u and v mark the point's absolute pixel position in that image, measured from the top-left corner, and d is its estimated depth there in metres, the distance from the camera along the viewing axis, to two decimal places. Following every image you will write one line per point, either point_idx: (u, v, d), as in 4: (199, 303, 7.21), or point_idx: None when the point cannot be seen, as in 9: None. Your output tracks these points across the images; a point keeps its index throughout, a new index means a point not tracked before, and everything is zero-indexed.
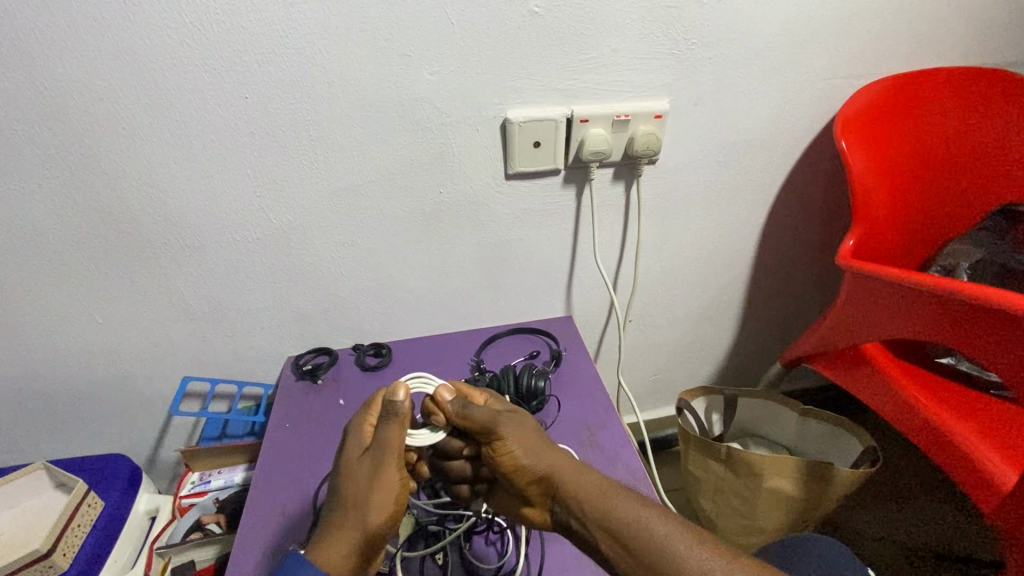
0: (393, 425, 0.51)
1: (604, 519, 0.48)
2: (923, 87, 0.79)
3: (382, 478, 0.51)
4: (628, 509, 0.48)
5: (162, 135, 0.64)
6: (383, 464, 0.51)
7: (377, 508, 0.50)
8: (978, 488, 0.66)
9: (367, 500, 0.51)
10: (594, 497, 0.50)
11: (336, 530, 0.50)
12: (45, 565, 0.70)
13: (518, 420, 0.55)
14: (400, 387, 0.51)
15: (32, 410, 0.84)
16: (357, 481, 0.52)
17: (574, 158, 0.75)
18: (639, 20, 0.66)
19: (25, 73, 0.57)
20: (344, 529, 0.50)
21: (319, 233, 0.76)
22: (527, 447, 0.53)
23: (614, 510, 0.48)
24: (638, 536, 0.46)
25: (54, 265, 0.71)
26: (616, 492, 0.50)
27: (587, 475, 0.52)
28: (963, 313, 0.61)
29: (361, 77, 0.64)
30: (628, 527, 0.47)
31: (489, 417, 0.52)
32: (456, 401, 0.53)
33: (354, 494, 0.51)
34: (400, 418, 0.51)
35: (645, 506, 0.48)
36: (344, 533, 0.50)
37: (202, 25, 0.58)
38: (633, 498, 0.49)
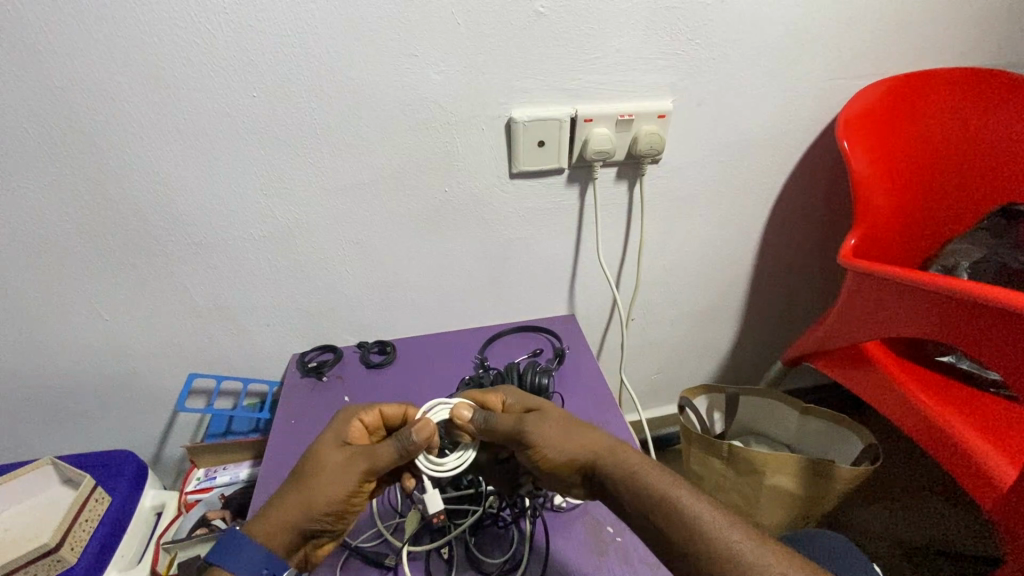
0: (392, 445, 0.52)
1: (639, 492, 0.49)
2: (925, 88, 0.80)
3: (343, 478, 0.51)
4: (659, 487, 0.49)
5: (171, 133, 0.65)
6: (358, 463, 0.52)
7: (323, 499, 0.50)
8: (978, 484, 0.67)
9: (320, 488, 0.51)
10: (630, 472, 0.51)
11: (283, 505, 0.50)
12: (54, 559, 0.70)
13: (547, 412, 0.56)
14: (428, 422, 0.53)
15: (38, 406, 0.85)
16: (320, 465, 0.52)
17: (578, 157, 0.75)
18: (642, 20, 0.67)
19: (36, 71, 0.58)
20: (289, 506, 0.50)
21: (324, 230, 0.76)
22: (560, 435, 0.54)
23: (651, 487, 0.49)
24: (671, 508, 0.47)
25: (62, 261, 0.72)
26: (652, 470, 0.50)
27: (625, 451, 0.53)
28: (962, 311, 0.62)
29: (368, 77, 0.65)
30: (663, 501, 0.48)
31: (513, 423, 0.55)
32: (478, 416, 0.55)
33: (313, 476, 0.51)
34: (399, 445, 0.52)
35: (678, 484, 0.49)
36: (287, 512, 0.50)
37: (211, 24, 0.58)
38: (664, 475, 0.50)
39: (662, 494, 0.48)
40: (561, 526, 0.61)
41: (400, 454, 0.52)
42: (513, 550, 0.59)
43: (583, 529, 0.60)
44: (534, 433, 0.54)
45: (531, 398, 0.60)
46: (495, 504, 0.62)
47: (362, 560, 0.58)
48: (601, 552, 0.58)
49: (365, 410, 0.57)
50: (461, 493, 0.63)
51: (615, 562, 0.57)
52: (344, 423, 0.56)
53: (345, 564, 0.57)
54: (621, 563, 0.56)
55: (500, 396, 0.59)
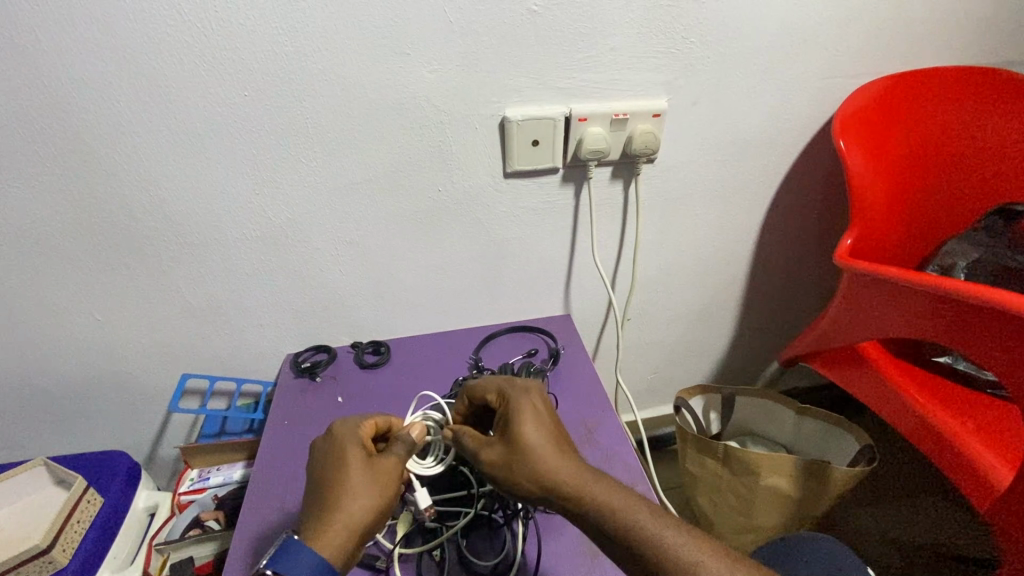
0: (404, 443, 0.57)
1: (601, 527, 0.48)
2: (926, 85, 0.79)
3: (390, 480, 0.54)
4: (628, 523, 0.47)
5: (161, 133, 0.64)
6: (388, 468, 0.54)
7: (376, 505, 0.52)
8: (974, 485, 0.66)
9: (368, 496, 0.52)
10: (600, 507, 0.48)
11: (337, 520, 0.50)
12: (45, 560, 0.70)
13: (517, 432, 0.53)
14: (417, 422, 0.59)
15: (30, 406, 0.85)
16: (359, 476, 0.53)
17: (573, 156, 0.75)
18: (637, 19, 0.66)
19: (26, 70, 0.57)
20: (345, 518, 0.50)
21: (318, 230, 0.76)
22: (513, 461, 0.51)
23: (619, 525, 0.47)
24: (643, 547, 0.46)
25: (52, 260, 0.71)
26: (622, 507, 0.48)
27: (596, 486, 0.49)
28: (965, 313, 0.61)
29: (361, 76, 0.64)
30: (634, 542, 0.46)
31: (474, 444, 0.55)
32: (453, 435, 0.57)
33: (355, 487, 0.52)
34: (409, 443, 0.57)
35: (649, 518, 0.47)
36: (343, 528, 0.50)
37: (202, 23, 0.58)
38: (634, 511, 0.47)
39: (632, 533, 0.46)
40: (554, 528, 0.60)
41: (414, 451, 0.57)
42: (505, 551, 0.58)
43: (576, 530, 0.60)
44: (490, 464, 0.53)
45: (516, 400, 0.56)
46: (487, 505, 0.61)
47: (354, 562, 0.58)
48: (595, 554, 0.58)
49: (365, 422, 0.58)
50: (454, 495, 0.62)
51: (608, 563, 0.56)
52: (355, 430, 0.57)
53: None
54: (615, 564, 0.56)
55: (496, 392, 0.59)
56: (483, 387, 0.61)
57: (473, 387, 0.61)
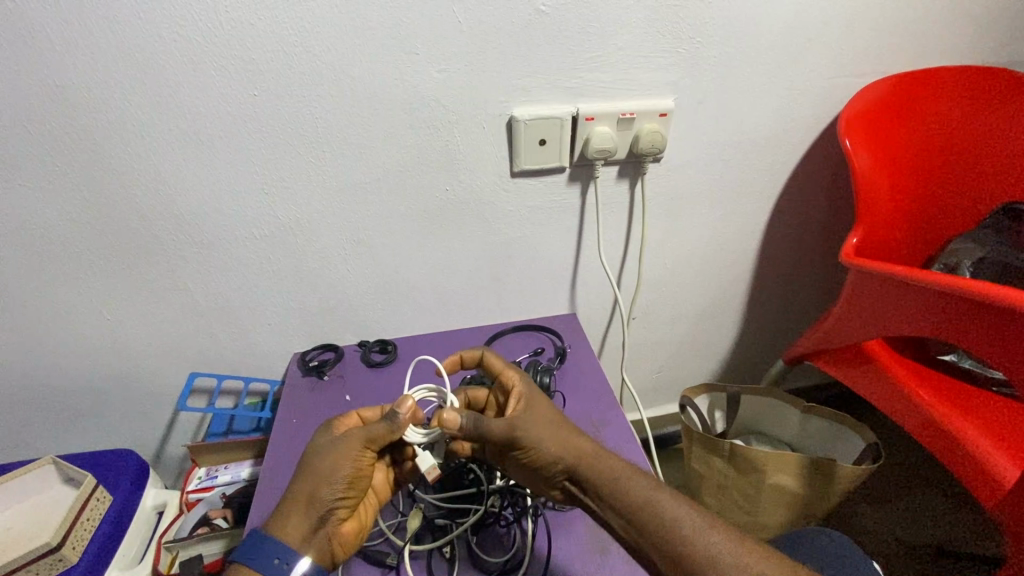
0: (381, 423, 0.55)
1: (620, 506, 0.48)
2: (931, 85, 0.80)
3: (344, 455, 0.54)
4: (639, 490, 0.49)
5: (170, 132, 0.64)
6: (350, 448, 0.54)
7: (331, 480, 0.53)
8: (980, 483, 0.66)
9: (324, 473, 0.53)
10: (613, 475, 0.50)
11: (295, 498, 0.53)
12: (55, 559, 0.70)
13: (538, 410, 0.56)
14: (407, 397, 0.56)
15: (38, 405, 0.85)
16: (317, 455, 0.55)
17: (579, 156, 0.75)
18: (643, 19, 0.67)
19: (37, 70, 0.58)
20: (301, 497, 0.52)
21: (327, 230, 0.76)
22: (541, 433, 0.53)
23: (631, 492, 0.49)
24: (661, 527, 0.46)
25: (60, 259, 0.71)
26: (634, 475, 0.50)
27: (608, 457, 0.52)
28: (969, 310, 0.61)
29: (369, 75, 0.65)
30: (650, 522, 0.47)
31: (506, 424, 0.53)
32: (468, 421, 0.53)
33: (313, 465, 0.54)
34: (389, 421, 0.55)
35: (659, 489, 0.49)
36: (300, 512, 0.52)
37: (213, 23, 0.58)
38: (645, 481, 0.49)
39: (650, 512, 0.47)
40: (563, 525, 0.61)
41: (400, 429, 0.55)
42: (514, 548, 0.58)
43: (585, 527, 0.60)
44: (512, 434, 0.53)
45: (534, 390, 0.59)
46: (497, 503, 0.62)
47: (364, 559, 0.58)
48: (604, 550, 0.58)
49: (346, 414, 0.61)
50: (464, 491, 0.63)
51: (617, 560, 0.57)
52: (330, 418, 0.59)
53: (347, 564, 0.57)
54: (624, 562, 0.56)
55: (514, 371, 0.60)
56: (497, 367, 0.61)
57: (489, 362, 0.61)
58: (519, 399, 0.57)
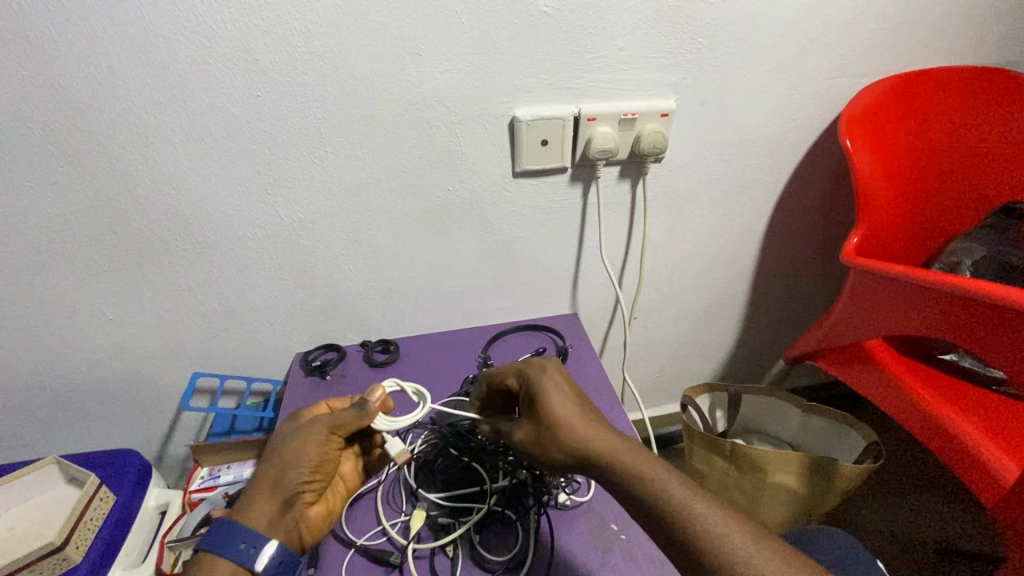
0: (350, 411, 0.58)
1: (631, 498, 0.48)
2: (931, 85, 0.80)
3: (311, 439, 0.56)
4: (649, 483, 0.48)
5: (174, 133, 0.65)
6: (317, 433, 0.56)
7: (300, 465, 0.55)
8: (980, 482, 0.67)
9: (294, 457, 0.55)
10: (621, 467, 0.49)
11: (266, 479, 0.55)
12: (59, 558, 0.71)
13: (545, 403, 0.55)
14: (377, 386, 0.59)
15: (41, 405, 0.85)
16: (291, 439, 0.57)
17: (581, 156, 0.75)
18: (645, 19, 0.67)
19: (42, 71, 0.58)
20: (270, 479, 0.54)
21: (330, 230, 0.76)
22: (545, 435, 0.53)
23: (640, 484, 0.48)
24: (672, 518, 0.46)
25: (64, 259, 0.72)
26: (643, 466, 0.49)
27: (618, 446, 0.51)
28: (970, 309, 0.61)
29: (373, 76, 0.65)
30: (662, 513, 0.46)
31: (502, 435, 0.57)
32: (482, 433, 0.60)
33: (285, 449, 0.56)
34: (357, 409, 0.58)
35: (669, 481, 0.48)
36: (268, 495, 0.54)
37: (217, 24, 0.59)
38: (655, 471, 0.48)
39: (661, 504, 0.46)
40: (566, 525, 0.61)
41: (368, 417, 0.57)
42: (518, 547, 0.58)
43: (588, 526, 0.60)
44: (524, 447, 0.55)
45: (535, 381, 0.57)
46: (499, 502, 0.61)
47: (368, 559, 0.58)
48: (606, 549, 0.58)
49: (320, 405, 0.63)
50: (466, 490, 0.63)
51: (620, 559, 0.57)
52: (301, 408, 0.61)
53: (350, 563, 0.57)
54: (627, 561, 0.57)
55: (513, 376, 0.61)
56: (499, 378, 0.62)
57: (492, 373, 0.64)
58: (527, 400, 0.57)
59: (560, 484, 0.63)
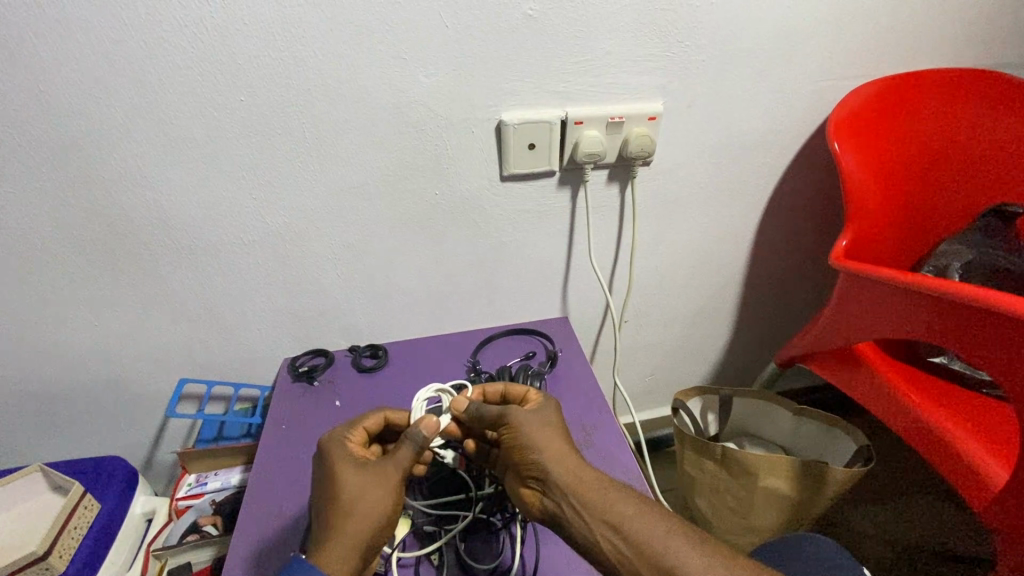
0: (406, 447, 0.53)
1: (611, 517, 0.48)
2: (916, 88, 0.80)
3: (384, 485, 0.51)
4: (624, 509, 0.48)
5: (156, 137, 0.64)
6: (385, 477, 0.52)
7: (376, 514, 0.50)
8: (969, 484, 0.67)
9: (366, 506, 0.50)
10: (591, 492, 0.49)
11: (339, 534, 0.49)
12: (43, 567, 0.70)
13: (546, 411, 0.56)
14: (430, 417, 0.54)
15: (26, 412, 0.84)
16: (356, 487, 0.51)
17: (569, 159, 0.75)
18: (632, 23, 0.67)
19: (22, 77, 0.57)
20: (349, 534, 0.49)
21: (316, 234, 0.76)
22: (538, 433, 0.53)
23: (614, 509, 0.48)
24: (650, 539, 0.46)
25: (46, 265, 0.71)
26: (616, 493, 0.49)
27: (582, 471, 0.51)
28: (957, 314, 0.61)
29: (357, 79, 0.64)
30: (641, 534, 0.47)
31: (499, 409, 0.56)
32: (471, 405, 0.57)
33: (350, 502, 0.50)
34: (414, 443, 0.53)
35: (642, 509, 0.48)
36: (344, 547, 0.48)
37: (200, 30, 0.58)
38: (630, 498, 0.49)
39: (641, 528, 0.47)
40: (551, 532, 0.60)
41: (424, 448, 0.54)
42: (503, 556, 0.58)
43: None
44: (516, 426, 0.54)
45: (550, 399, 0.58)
46: (484, 509, 0.61)
47: None
48: None
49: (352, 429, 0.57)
50: (452, 497, 0.63)
51: None
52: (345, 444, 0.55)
53: None
54: None
55: (536, 391, 0.60)
56: (522, 388, 0.61)
57: (511, 387, 0.62)
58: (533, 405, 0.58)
59: None
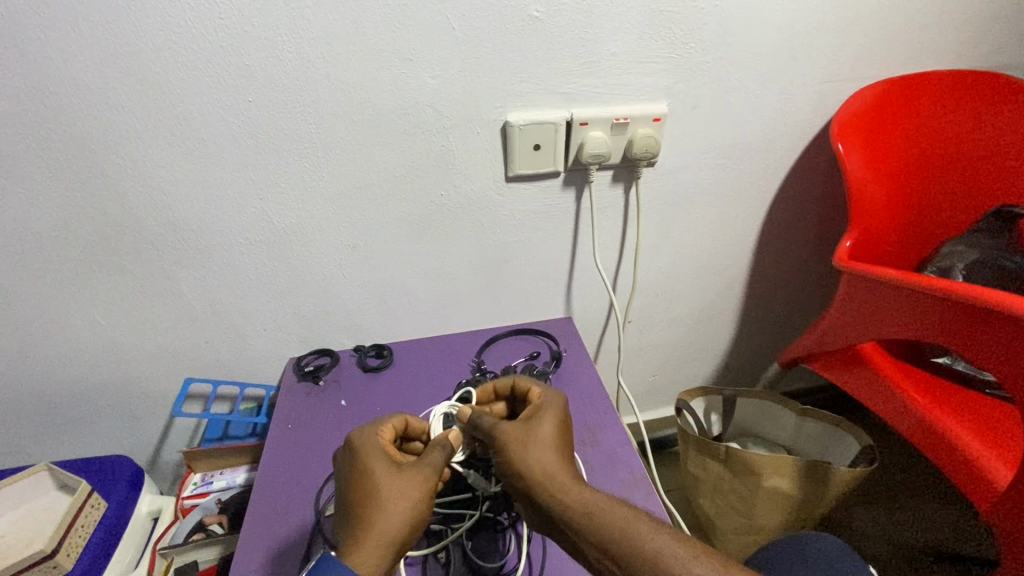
0: (441, 451, 0.55)
1: (599, 535, 0.46)
2: (919, 89, 0.80)
3: (420, 485, 0.52)
4: (615, 524, 0.46)
5: (165, 138, 0.65)
6: (421, 476, 0.52)
7: (410, 511, 0.50)
8: (974, 485, 0.67)
9: (404, 502, 0.50)
10: (579, 509, 0.47)
11: (371, 530, 0.49)
12: (50, 565, 0.70)
13: (538, 421, 0.55)
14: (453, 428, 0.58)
15: (33, 411, 0.85)
16: (393, 485, 0.51)
17: (574, 160, 0.75)
18: (637, 24, 0.67)
19: (33, 78, 0.58)
20: (386, 531, 0.49)
21: (322, 234, 0.76)
22: (518, 455, 0.53)
23: (604, 526, 0.46)
24: (633, 562, 0.43)
25: (54, 265, 0.71)
26: (605, 507, 0.47)
27: (573, 489, 0.49)
28: (958, 315, 0.62)
29: (365, 80, 0.65)
30: (630, 548, 0.44)
31: (491, 423, 0.56)
32: (473, 414, 0.59)
33: (388, 499, 0.50)
34: (448, 449, 0.56)
35: (633, 521, 0.46)
36: (381, 543, 0.48)
37: (209, 31, 0.59)
38: (622, 512, 0.46)
39: (630, 544, 0.44)
40: None
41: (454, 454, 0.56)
42: (509, 553, 0.59)
43: None
44: (507, 440, 0.54)
45: (554, 400, 0.59)
46: (492, 508, 0.62)
47: None
48: None
49: (382, 427, 0.58)
50: (458, 496, 0.63)
51: None
52: (378, 442, 0.56)
53: None
54: None
55: (539, 388, 0.61)
56: (527, 383, 0.63)
57: (517, 380, 0.64)
58: (531, 412, 0.58)
59: None
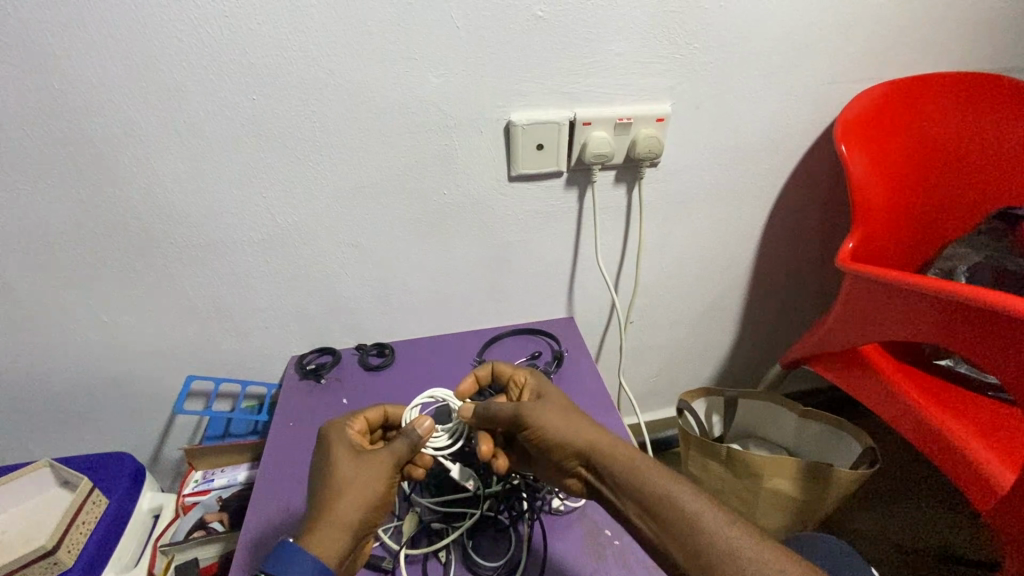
0: (403, 440, 0.54)
1: (642, 495, 0.49)
2: (922, 91, 0.80)
3: (376, 471, 0.52)
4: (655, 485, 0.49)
5: (169, 135, 0.65)
6: (378, 463, 0.53)
7: (362, 497, 0.50)
8: (974, 487, 0.67)
9: (359, 486, 0.51)
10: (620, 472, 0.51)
11: (326, 514, 0.49)
12: (50, 561, 0.70)
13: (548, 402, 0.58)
14: (423, 417, 0.55)
15: (34, 408, 0.85)
16: (349, 470, 0.52)
17: (577, 160, 0.75)
18: (641, 24, 0.67)
19: (39, 74, 0.58)
20: (338, 515, 0.49)
21: (324, 233, 0.76)
22: (561, 425, 0.55)
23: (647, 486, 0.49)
24: (676, 520, 0.47)
25: (57, 261, 0.71)
26: (645, 468, 0.51)
27: (608, 455, 0.52)
28: (961, 315, 0.62)
29: (369, 78, 0.65)
30: (674, 506, 0.48)
31: (512, 408, 0.56)
32: (479, 408, 0.58)
33: (343, 483, 0.51)
34: (413, 439, 0.54)
35: (672, 482, 0.49)
36: (334, 526, 0.48)
37: (214, 29, 0.59)
38: (658, 474, 0.50)
39: (673, 502, 0.48)
40: (558, 530, 0.61)
41: (419, 444, 0.54)
42: (510, 552, 0.58)
43: (581, 531, 0.60)
44: (533, 418, 0.55)
45: (552, 386, 0.61)
46: (492, 507, 0.62)
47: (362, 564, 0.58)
48: (599, 555, 0.58)
49: (354, 419, 0.59)
50: (458, 495, 0.63)
51: (612, 563, 0.57)
52: (344, 431, 0.56)
53: None
54: (618, 566, 0.57)
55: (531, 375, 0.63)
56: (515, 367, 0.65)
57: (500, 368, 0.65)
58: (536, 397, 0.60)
59: (553, 489, 0.63)
